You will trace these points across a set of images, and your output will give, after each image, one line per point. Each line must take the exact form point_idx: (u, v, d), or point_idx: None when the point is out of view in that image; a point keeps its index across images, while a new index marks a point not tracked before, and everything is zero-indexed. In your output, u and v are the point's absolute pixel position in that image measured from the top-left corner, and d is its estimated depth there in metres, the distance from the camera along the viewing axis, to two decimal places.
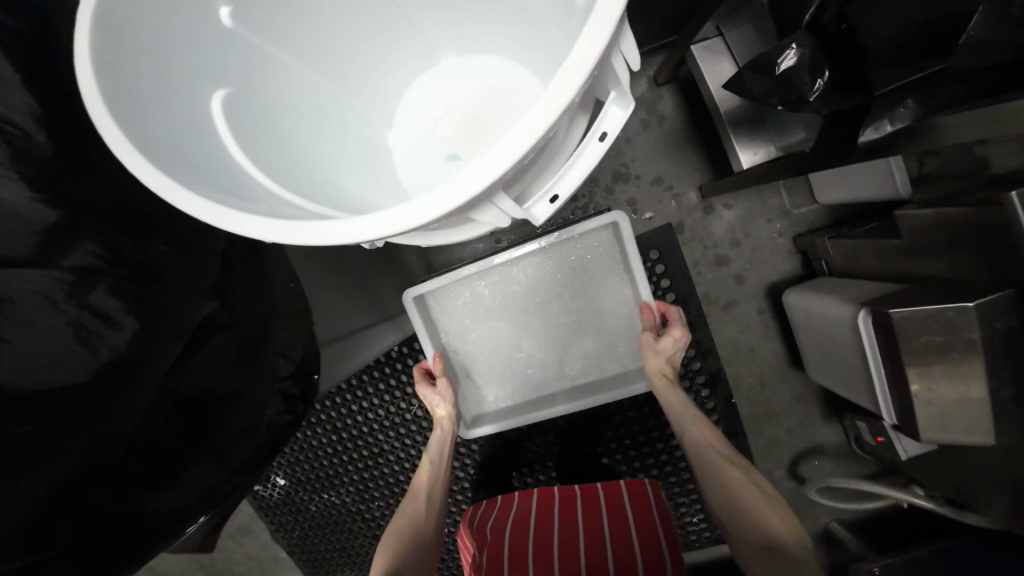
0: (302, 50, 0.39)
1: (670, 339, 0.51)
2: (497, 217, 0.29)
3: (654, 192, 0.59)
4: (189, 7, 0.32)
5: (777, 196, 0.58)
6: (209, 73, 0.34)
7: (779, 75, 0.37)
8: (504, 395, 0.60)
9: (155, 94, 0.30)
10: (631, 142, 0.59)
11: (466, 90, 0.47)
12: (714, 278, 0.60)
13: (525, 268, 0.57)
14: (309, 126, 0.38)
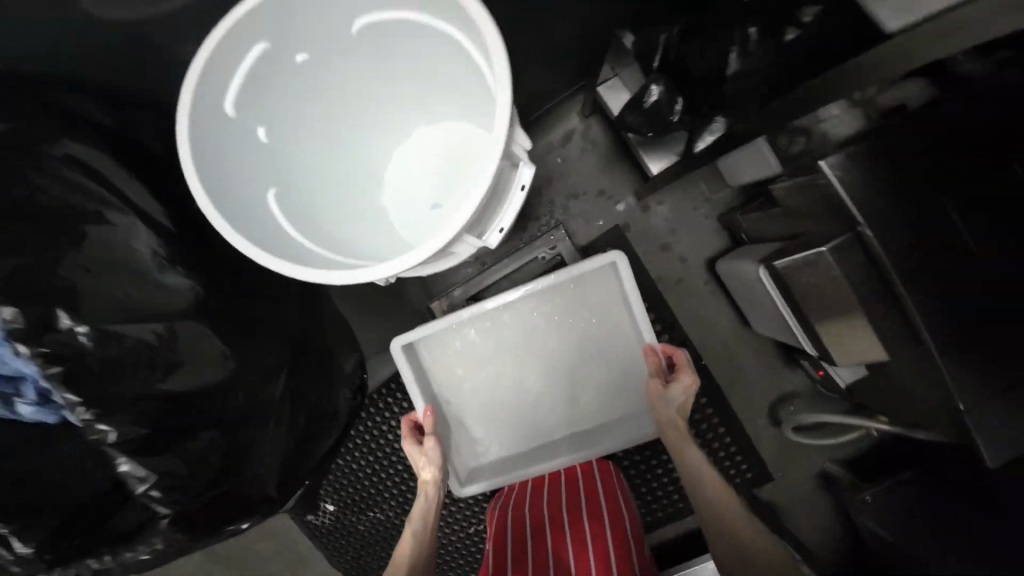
0: (316, 144, 0.52)
1: (675, 385, 0.58)
2: (470, 247, 0.43)
3: (600, 202, 0.72)
4: (244, 127, 0.46)
5: (699, 189, 0.70)
6: (257, 169, 0.47)
7: (649, 107, 0.55)
8: (499, 443, 0.69)
9: (230, 186, 0.44)
10: (574, 166, 0.72)
11: (435, 155, 0.58)
12: (662, 264, 0.71)
13: (520, 307, 0.66)
14: (328, 198, 0.52)
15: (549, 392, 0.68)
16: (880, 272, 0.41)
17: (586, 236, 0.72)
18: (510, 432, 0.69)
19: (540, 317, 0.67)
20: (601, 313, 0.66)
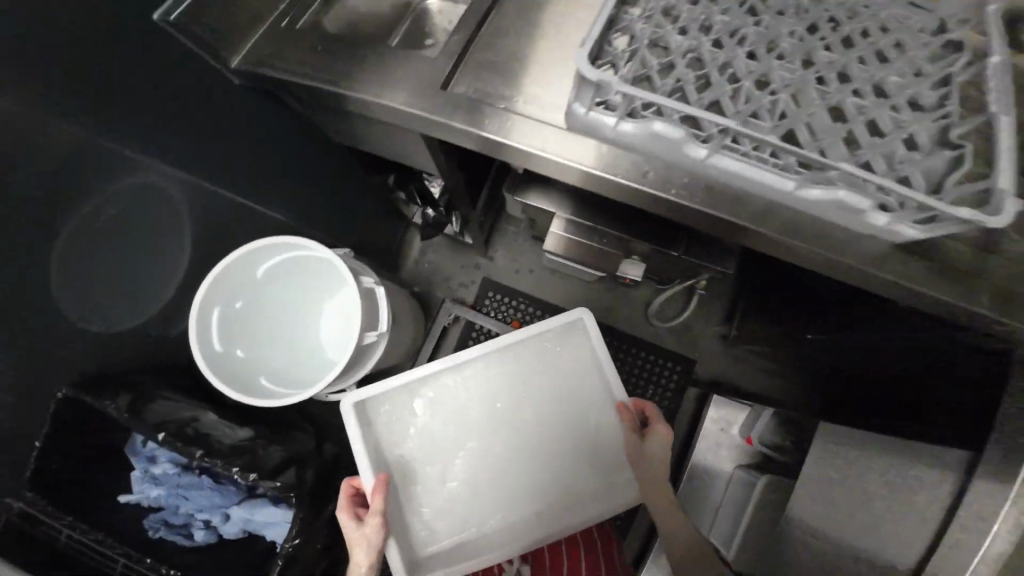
0: (262, 341, 0.81)
1: (650, 442, 0.68)
2: (378, 337, 0.77)
3: (466, 269, 1.13)
4: (223, 345, 0.74)
5: (511, 226, 1.15)
6: (236, 368, 0.74)
7: (428, 223, 1.02)
8: (463, 517, 0.75)
9: (229, 376, 0.71)
10: (440, 260, 1.14)
11: (336, 317, 0.88)
12: (522, 276, 1.13)
13: (473, 370, 0.78)
14: (282, 372, 0.81)
15: (502, 438, 0.77)
16: (585, 221, 0.80)
17: (470, 294, 1.11)
18: (468, 490, 0.75)
19: (507, 374, 0.78)
20: (556, 371, 0.78)
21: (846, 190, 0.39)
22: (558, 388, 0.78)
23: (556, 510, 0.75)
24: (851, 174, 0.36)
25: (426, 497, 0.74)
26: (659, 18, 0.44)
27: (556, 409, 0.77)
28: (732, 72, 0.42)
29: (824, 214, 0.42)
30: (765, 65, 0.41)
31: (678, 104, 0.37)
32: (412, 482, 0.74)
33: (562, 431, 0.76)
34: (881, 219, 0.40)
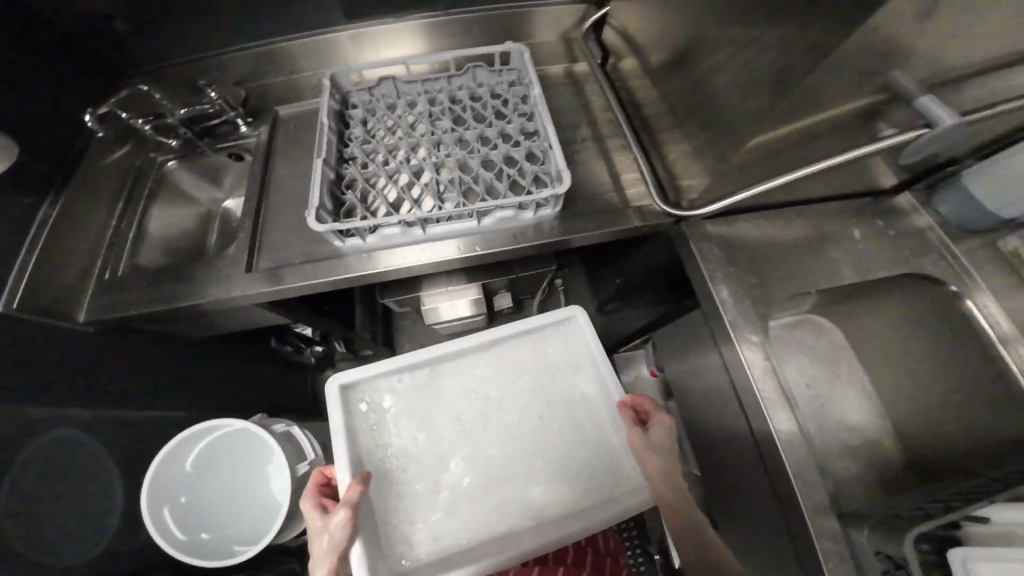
0: (205, 508, 0.84)
1: (657, 431, 0.65)
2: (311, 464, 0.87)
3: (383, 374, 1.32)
4: (170, 513, 0.78)
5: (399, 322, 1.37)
6: (183, 535, 0.78)
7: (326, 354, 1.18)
8: (429, 535, 0.66)
9: (178, 544, 0.75)
10: None
11: (271, 488, 0.91)
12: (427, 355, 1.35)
13: (471, 362, 0.76)
14: (226, 536, 0.84)
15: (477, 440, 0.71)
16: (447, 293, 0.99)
17: None
18: (438, 502, 0.67)
19: (498, 366, 0.76)
20: (548, 370, 0.75)
21: (500, 212, 0.65)
22: (563, 398, 0.74)
23: (536, 525, 0.66)
24: (496, 205, 0.63)
25: (394, 509, 0.67)
26: (363, 162, 0.69)
27: (557, 425, 0.72)
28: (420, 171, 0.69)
29: (509, 229, 0.69)
30: (432, 168, 0.68)
31: (386, 219, 0.61)
32: (387, 484, 0.68)
33: (564, 442, 0.71)
34: (533, 218, 0.68)
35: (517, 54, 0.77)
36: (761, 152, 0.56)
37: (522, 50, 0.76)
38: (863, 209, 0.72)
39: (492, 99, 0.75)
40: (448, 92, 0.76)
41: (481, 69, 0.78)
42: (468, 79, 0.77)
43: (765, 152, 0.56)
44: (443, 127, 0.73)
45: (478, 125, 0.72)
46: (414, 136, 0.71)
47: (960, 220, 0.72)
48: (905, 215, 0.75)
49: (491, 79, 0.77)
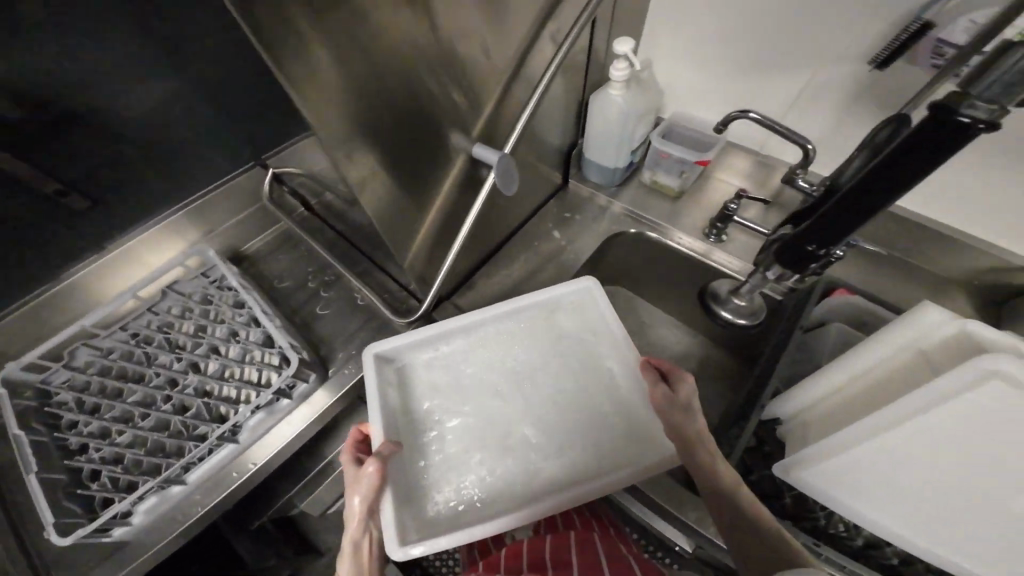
0: None
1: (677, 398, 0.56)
2: None
3: None
4: None
5: None
6: None
7: None
8: (455, 499, 0.58)
9: None
10: None
11: None
12: None
13: (495, 328, 0.71)
14: None
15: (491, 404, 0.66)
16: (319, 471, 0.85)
17: None
18: (466, 468, 0.61)
19: (519, 336, 0.72)
20: (565, 334, 0.72)
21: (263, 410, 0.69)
22: (580, 356, 0.70)
23: (557, 474, 0.60)
24: (256, 406, 0.68)
25: (432, 484, 0.59)
26: (96, 443, 0.64)
27: (579, 382, 0.68)
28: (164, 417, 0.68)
29: (281, 420, 0.71)
30: (178, 408, 0.68)
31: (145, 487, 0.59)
32: (417, 450, 0.61)
33: (583, 394, 0.67)
34: (295, 400, 0.72)
35: (207, 257, 0.83)
36: (425, 231, 0.70)
37: (207, 251, 0.83)
38: (551, 212, 0.95)
39: (206, 310, 0.78)
40: (157, 323, 0.76)
41: (180, 284, 0.80)
42: (169, 300, 0.77)
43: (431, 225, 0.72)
44: (166, 363, 0.72)
45: (203, 344, 0.74)
46: (136, 389, 0.68)
47: (605, 184, 0.94)
48: (582, 201, 0.96)
49: (196, 288, 0.80)
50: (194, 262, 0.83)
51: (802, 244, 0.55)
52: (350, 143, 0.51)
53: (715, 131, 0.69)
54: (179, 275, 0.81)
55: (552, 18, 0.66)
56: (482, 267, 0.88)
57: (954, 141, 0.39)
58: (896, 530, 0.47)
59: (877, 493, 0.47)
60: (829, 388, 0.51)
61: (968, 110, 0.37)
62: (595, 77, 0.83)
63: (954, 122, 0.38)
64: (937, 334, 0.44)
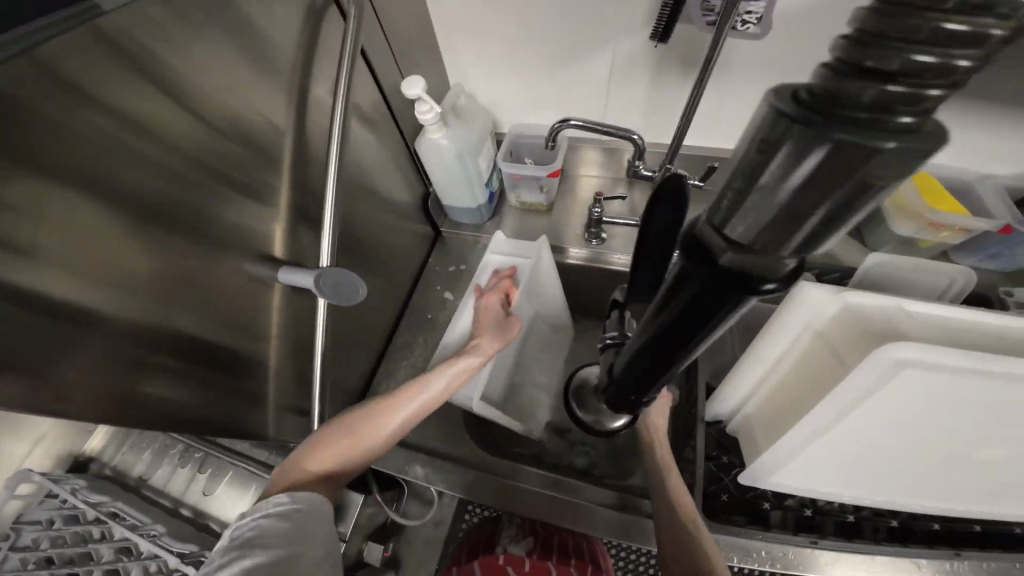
0: None
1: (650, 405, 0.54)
2: None
3: None
4: None
5: None
6: None
7: None
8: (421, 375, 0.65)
9: None
10: None
11: None
12: None
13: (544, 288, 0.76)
14: None
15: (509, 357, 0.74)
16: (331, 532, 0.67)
17: None
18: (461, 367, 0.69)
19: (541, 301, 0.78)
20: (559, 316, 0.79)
21: None
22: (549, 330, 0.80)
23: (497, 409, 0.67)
24: None
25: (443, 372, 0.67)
26: None
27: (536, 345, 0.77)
28: None
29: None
30: None
31: None
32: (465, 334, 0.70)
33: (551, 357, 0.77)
34: None
35: (40, 480, 0.66)
36: (279, 370, 0.59)
37: (36, 474, 0.66)
38: (435, 271, 0.87)
39: (80, 526, 0.63)
40: (28, 558, 0.60)
41: (28, 514, 0.63)
42: (26, 534, 0.61)
43: (286, 358, 0.60)
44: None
45: (93, 570, 0.59)
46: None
47: (477, 222, 0.88)
48: (462, 247, 0.89)
49: (52, 511, 0.64)
50: (27, 489, 0.66)
51: (619, 389, 0.38)
52: (153, 307, 0.40)
53: (548, 148, 0.65)
54: (20, 508, 0.64)
55: (317, 82, 0.57)
56: (382, 362, 0.78)
57: (732, 301, 0.24)
58: (856, 495, 0.50)
59: (830, 473, 0.48)
60: (773, 368, 0.48)
61: (724, 259, 0.23)
62: (410, 122, 0.75)
63: (730, 280, 0.23)
64: (825, 314, 0.42)
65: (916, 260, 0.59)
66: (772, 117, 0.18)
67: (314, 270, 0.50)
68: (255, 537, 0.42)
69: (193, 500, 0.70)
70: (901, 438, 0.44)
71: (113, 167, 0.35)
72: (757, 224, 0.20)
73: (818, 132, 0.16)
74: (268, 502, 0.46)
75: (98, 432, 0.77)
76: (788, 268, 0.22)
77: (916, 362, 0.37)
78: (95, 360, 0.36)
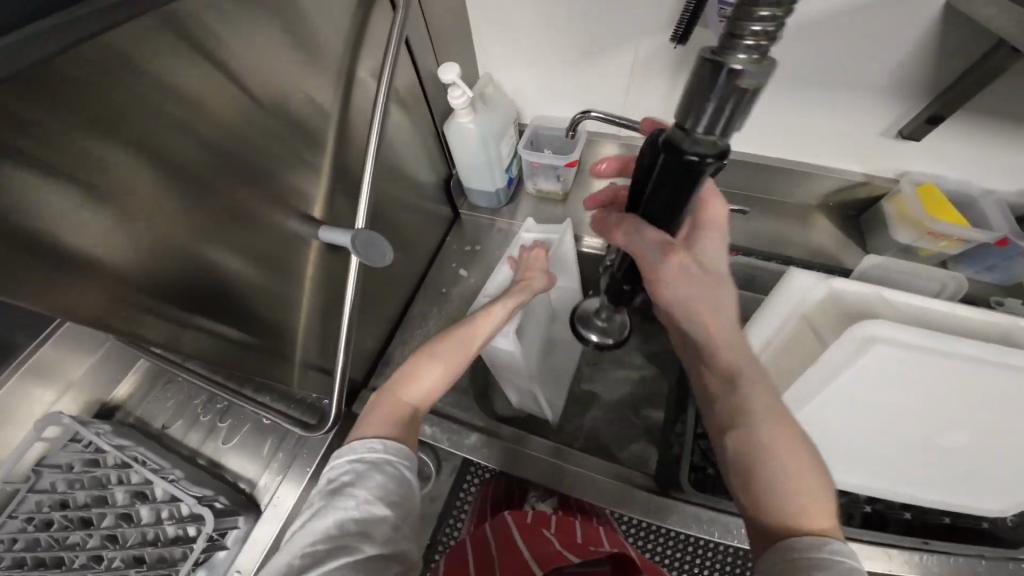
0: None
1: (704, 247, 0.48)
2: None
3: None
4: None
5: None
6: None
7: None
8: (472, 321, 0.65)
9: None
10: None
11: None
12: None
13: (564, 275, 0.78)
14: None
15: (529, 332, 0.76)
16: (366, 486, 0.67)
17: None
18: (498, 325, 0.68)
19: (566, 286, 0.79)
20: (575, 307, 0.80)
21: (228, 542, 0.65)
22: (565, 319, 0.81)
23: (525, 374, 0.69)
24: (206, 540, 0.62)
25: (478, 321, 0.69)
26: None
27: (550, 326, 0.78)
28: None
29: (228, 571, 0.64)
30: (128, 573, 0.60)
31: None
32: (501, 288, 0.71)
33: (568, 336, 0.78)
34: (232, 548, 0.65)
35: (68, 423, 0.69)
36: (306, 326, 0.64)
37: (64, 417, 0.69)
38: (451, 251, 0.92)
39: (99, 471, 0.67)
40: (44, 500, 0.64)
41: (51, 456, 0.67)
42: (46, 476, 0.65)
43: (313, 316, 0.65)
44: (78, 540, 0.62)
45: (109, 513, 0.64)
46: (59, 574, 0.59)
47: (495, 207, 0.93)
48: (478, 229, 0.94)
49: (74, 455, 0.67)
50: (53, 432, 0.69)
51: (617, 285, 0.55)
52: (187, 259, 0.44)
53: (569, 136, 0.69)
54: (43, 449, 0.68)
55: (362, 65, 0.61)
56: (397, 330, 0.83)
57: (689, 185, 0.36)
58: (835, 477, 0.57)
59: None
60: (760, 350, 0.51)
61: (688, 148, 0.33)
62: (440, 107, 0.80)
63: (684, 170, 0.34)
64: (811, 297, 0.45)
65: (914, 265, 0.62)
66: (698, 61, 0.30)
67: (349, 231, 0.55)
68: (350, 483, 0.42)
69: (210, 451, 0.75)
70: (873, 423, 0.48)
71: (177, 123, 0.40)
72: (699, 124, 0.32)
73: (722, 63, 0.28)
74: (363, 445, 0.45)
75: (127, 378, 0.80)
76: (721, 144, 0.32)
77: (885, 339, 0.41)
78: (134, 302, 0.40)
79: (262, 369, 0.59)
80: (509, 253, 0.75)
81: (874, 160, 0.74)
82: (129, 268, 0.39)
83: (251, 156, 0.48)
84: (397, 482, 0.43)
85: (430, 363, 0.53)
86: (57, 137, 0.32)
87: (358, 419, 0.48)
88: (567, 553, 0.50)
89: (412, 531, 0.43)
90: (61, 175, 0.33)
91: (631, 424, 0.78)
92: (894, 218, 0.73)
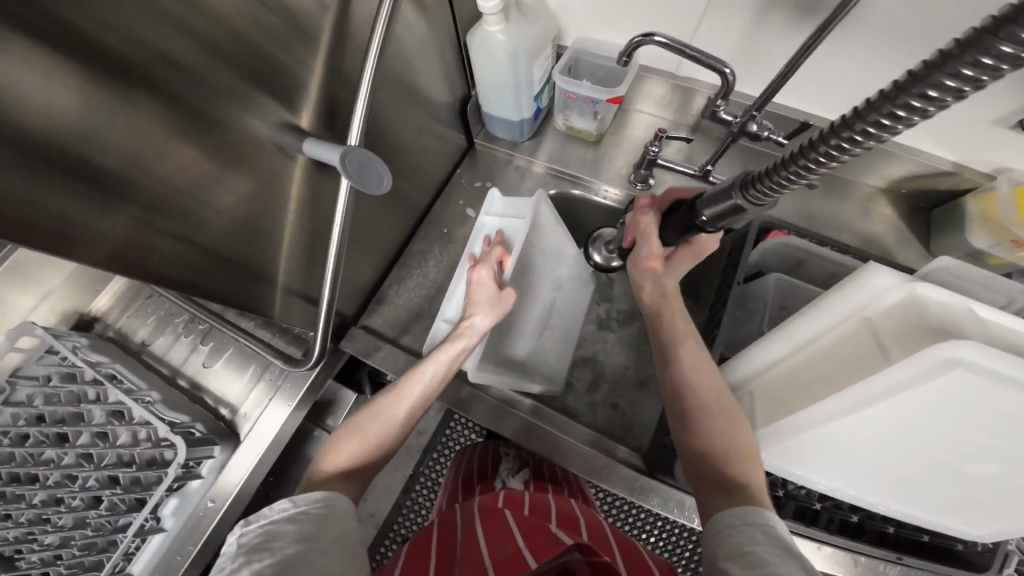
0: None
1: (676, 259, 0.59)
2: None
3: None
4: None
5: None
6: None
7: None
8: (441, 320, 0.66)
9: None
10: None
11: None
12: None
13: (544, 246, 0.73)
14: None
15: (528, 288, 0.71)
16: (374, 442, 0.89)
17: None
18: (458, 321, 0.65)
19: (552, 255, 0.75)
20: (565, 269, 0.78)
21: (203, 469, 0.65)
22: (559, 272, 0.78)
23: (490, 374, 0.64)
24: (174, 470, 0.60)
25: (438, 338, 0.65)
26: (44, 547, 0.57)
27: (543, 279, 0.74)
28: (81, 506, 0.59)
29: (203, 500, 0.64)
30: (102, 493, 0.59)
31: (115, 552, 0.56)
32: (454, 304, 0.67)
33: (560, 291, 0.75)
34: (207, 478, 0.65)
35: (43, 335, 0.63)
36: (292, 253, 0.57)
37: (39, 328, 0.63)
38: (461, 185, 0.82)
39: (75, 386, 0.63)
40: (19, 414, 0.59)
41: (24, 368, 0.62)
42: (21, 388, 0.60)
43: (301, 246, 0.58)
44: (52, 457, 0.60)
45: (84, 431, 0.61)
46: (34, 492, 0.57)
47: (515, 140, 0.81)
48: (494, 164, 0.83)
49: (48, 368, 0.63)
50: (26, 344, 0.65)
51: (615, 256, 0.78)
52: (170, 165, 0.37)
53: (620, 64, 0.57)
54: (18, 361, 0.63)
55: None
56: (394, 266, 0.76)
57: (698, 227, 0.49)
58: (832, 487, 0.51)
59: (823, 462, 0.48)
60: (798, 346, 0.46)
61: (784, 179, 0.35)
62: (466, 12, 0.66)
63: (693, 223, 0.49)
64: (884, 301, 0.40)
65: (986, 275, 0.53)
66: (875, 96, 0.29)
67: (340, 148, 0.46)
68: (263, 540, 0.40)
69: (190, 372, 0.72)
70: (904, 439, 0.43)
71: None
72: (719, 202, 0.44)
73: (858, 126, 0.30)
74: (267, 510, 0.43)
75: (107, 288, 0.75)
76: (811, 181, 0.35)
77: (969, 363, 0.34)
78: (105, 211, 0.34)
79: (245, 301, 0.53)
80: (470, 250, 0.69)
81: (971, 148, 0.63)
82: (128, 174, 0.35)
83: (235, 53, 0.39)
84: (314, 524, 0.42)
85: (369, 446, 0.52)
86: (17, 14, 0.26)
87: (324, 447, 0.51)
88: (527, 549, 0.45)
89: (356, 549, 0.42)
90: (40, 64, 0.28)
91: (628, 396, 0.75)
92: (976, 219, 0.64)
